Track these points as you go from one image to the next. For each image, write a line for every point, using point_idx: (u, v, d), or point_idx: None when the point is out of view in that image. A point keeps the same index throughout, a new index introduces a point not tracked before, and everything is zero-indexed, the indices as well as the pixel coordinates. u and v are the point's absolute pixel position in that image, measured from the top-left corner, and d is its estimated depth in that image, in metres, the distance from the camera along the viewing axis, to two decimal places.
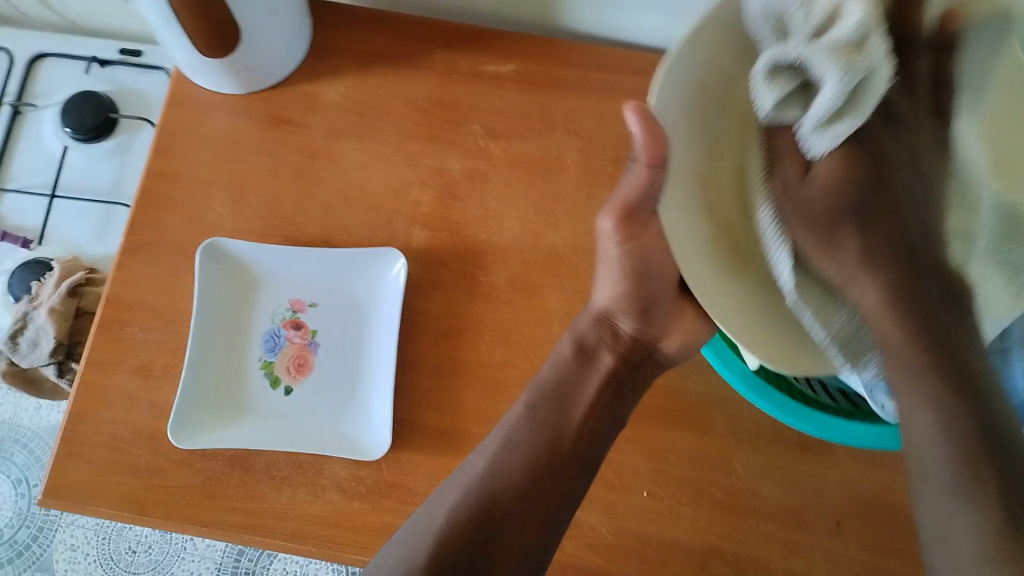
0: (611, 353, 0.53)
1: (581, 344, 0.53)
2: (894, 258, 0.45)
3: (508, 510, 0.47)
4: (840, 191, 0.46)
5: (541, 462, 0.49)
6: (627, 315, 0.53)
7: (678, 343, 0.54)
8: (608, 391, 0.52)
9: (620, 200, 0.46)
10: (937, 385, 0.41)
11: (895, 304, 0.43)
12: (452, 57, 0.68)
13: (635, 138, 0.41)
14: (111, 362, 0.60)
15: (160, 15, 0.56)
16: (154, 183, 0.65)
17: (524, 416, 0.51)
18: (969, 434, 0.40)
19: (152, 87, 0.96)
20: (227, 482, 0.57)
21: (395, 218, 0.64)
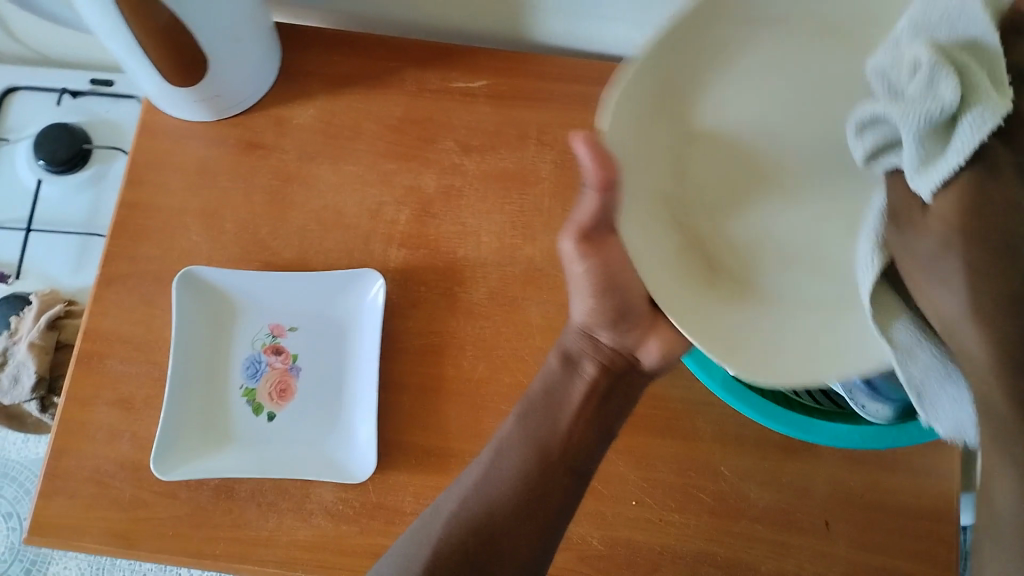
0: (594, 363, 0.52)
1: (566, 354, 0.53)
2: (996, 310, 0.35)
3: (502, 525, 0.47)
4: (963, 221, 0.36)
5: (533, 476, 0.48)
6: (603, 326, 0.52)
7: (657, 352, 0.52)
8: (594, 402, 0.52)
9: (576, 222, 0.47)
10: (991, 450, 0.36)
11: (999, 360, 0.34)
12: (423, 75, 0.68)
13: (584, 168, 0.42)
14: (92, 396, 0.60)
15: (126, 46, 0.56)
16: (127, 214, 0.65)
17: (516, 429, 0.50)
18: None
19: (125, 116, 0.96)
20: (213, 512, 0.56)
21: (372, 238, 0.64)
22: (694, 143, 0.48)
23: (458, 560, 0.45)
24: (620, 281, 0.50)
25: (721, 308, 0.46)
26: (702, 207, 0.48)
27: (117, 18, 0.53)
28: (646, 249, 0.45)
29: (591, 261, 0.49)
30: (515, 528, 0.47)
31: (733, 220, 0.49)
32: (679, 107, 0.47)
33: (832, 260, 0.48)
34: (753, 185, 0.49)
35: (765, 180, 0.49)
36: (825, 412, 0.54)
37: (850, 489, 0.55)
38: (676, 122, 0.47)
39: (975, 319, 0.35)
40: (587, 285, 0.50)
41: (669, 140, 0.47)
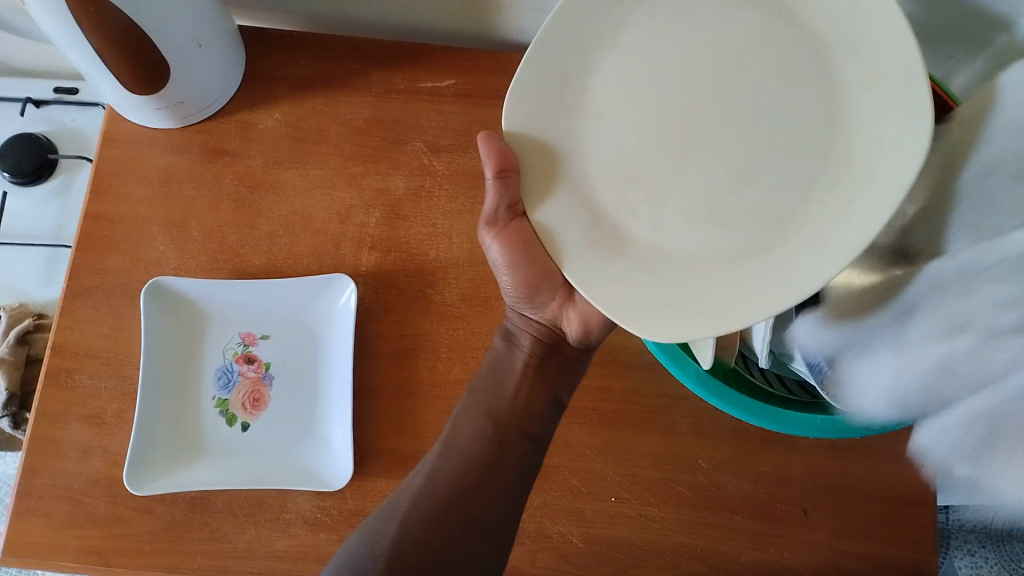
0: (528, 335, 0.54)
1: (506, 333, 0.55)
2: None
3: (468, 489, 0.47)
4: None
5: (493, 443, 0.49)
6: (527, 302, 0.54)
7: (578, 324, 0.53)
8: (532, 367, 0.53)
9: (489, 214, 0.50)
10: None
11: None
12: (390, 75, 0.68)
13: (484, 161, 0.46)
14: (62, 412, 0.59)
15: (85, 56, 0.55)
16: (92, 226, 0.64)
17: (469, 406, 0.51)
18: None
19: (90, 124, 0.94)
20: (189, 526, 0.56)
21: (342, 242, 0.63)
22: (625, 109, 0.46)
23: (431, 520, 0.45)
24: (538, 257, 0.52)
25: (633, 268, 0.44)
26: (664, 172, 0.45)
27: (73, 27, 0.52)
28: (547, 212, 0.46)
29: (507, 245, 0.51)
30: (478, 490, 0.47)
31: (681, 180, 0.45)
32: (594, 80, 0.47)
33: (801, 216, 0.42)
34: (718, 146, 0.45)
35: (724, 141, 0.45)
36: (798, 403, 0.54)
37: (827, 478, 0.55)
38: (594, 95, 0.47)
39: None
40: (503, 265, 0.52)
41: (590, 110, 0.47)
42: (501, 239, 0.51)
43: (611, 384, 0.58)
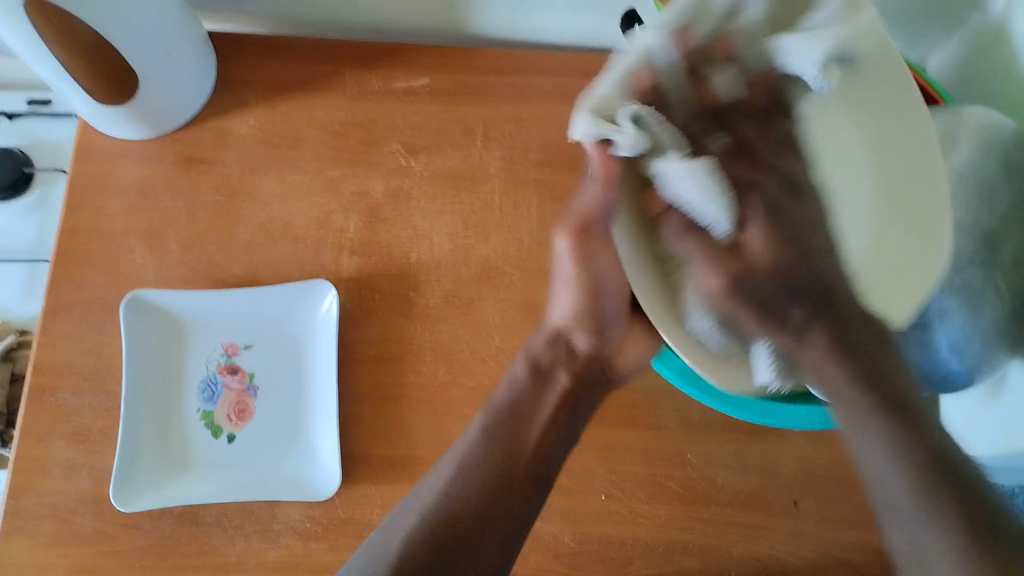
0: (566, 372, 0.52)
1: (533, 365, 0.51)
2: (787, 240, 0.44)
3: (467, 538, 0.44)
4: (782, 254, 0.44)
5: (496, 483, 0.46)
6: (582, 333, 0.51)
7: (634, 357, 0.52)
8: (565, 411, 0.51)
9: (574, 215, 0.44)
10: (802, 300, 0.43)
11: (780, 235, 0.44)
12: (364, 77, 0.67)
13: (590, 155, 0.41)
14: (46, 430, 0.58)
15: (50, 70, 0.54)
16: (67, 240, 0.63)
17: (479, 439, 0.48)
18: (795, 273, 0.44)
19: (64, 136, 0.94)
20: (179, 540, 0.55)
21: (322, 248, 0.63)
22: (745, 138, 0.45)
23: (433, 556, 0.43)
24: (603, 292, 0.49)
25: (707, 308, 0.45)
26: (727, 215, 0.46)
27: (33, 37, 0.51)
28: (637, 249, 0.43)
29: (580, 266, 0.47)
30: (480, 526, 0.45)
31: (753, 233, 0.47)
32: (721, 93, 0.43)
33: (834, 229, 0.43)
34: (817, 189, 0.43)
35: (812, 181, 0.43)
36: None
37: (815, 468, 0.56)
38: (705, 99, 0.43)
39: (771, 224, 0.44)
40: (571, 284, 0.48)
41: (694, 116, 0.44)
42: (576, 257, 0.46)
43: None
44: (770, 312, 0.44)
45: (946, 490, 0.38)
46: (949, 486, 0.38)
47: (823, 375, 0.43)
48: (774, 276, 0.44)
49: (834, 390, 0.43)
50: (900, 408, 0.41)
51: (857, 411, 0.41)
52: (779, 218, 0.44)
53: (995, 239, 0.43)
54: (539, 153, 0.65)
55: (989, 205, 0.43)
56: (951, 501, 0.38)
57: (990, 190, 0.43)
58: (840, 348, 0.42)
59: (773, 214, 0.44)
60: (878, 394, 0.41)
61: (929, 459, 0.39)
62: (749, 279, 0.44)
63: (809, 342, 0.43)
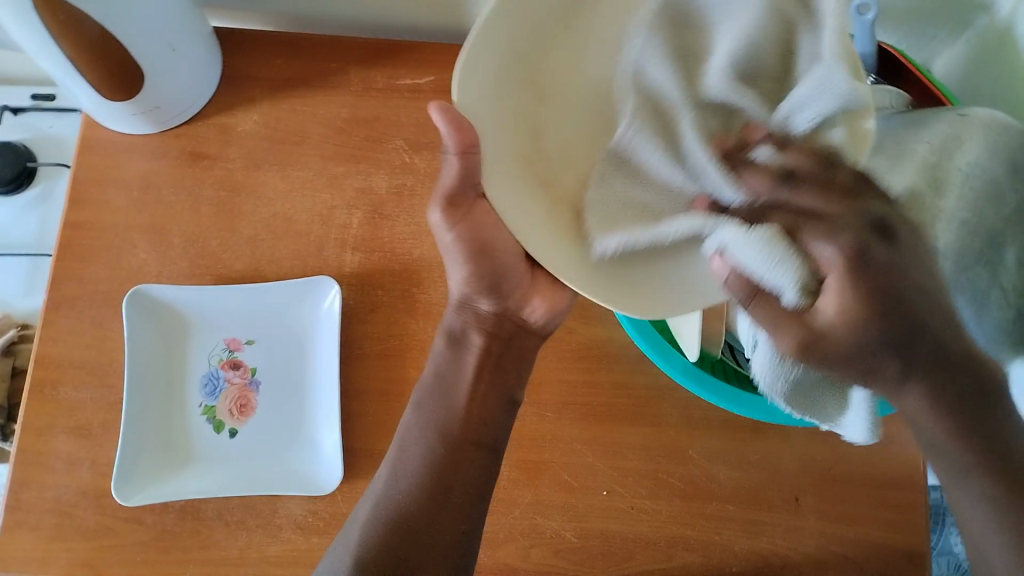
0: (479, 332, 0.51)
1: (450, 335, 0.51)
2: (882, 303, 0.40)
3: (422, 522, 0.45)
4: (864, 323, 0.40)
5: (441, 460, 0.47)
6: (482, 296, 0.50)
7: (542, 309, 0.51)
8: (487, 369, 0.50)
9: (439, 189, 0.45)
10: (894, 365, 0.40)
11: (864, 296, 0.40)
12: (368, 73, 0.67)
13: (443, 134, 0.41)
14: (48, 424, 0.58)
15: (58, 66, 0.55)
16: (71, 234, 0.63)
17: (416, 419, 0.49)
18: (883, 333, 0.40)
19: (68, 132, 0.94)
20: (181, 534, 0.55)
21: (325, 244, 0.63)
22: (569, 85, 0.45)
23: (387, 562, 0.43)
24: (493, 245, 0.48)
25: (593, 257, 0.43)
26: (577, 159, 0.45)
27: (40, 33, 0.51)
28: (515, 203, 0.41)
29: (459, 229, 0.47)
30: (431, 520, 0.45)
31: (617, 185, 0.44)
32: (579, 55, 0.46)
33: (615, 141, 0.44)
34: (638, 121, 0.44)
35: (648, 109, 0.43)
36: None
37: (818, 463, 0.55)
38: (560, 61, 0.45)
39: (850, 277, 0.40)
40: (459, 254, 0.48)
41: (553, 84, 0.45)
42: (454, 225, 0.46)
43: (599, 377, 0.58)
44: (865, 368, 0.41)
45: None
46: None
47: (920, 425, 0.41)
48: (854, 353, 0.40)
49: (929, 440, 0.41)
50: (1001, 466, 0.40)
51: (953, 470, 0.41)
52: (865, 267, 0.40)
53: (998, 237, 0.44)
54: None
55: (996, 205, 0.44)
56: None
57: (996, 187, 0.44)
58: (942, 404, 0.40)
59: (861, 261, 0.40)
60: (975, 449, 0.40)
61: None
62: (819, 352, 0.41)
63: (910, 394, 0.41)
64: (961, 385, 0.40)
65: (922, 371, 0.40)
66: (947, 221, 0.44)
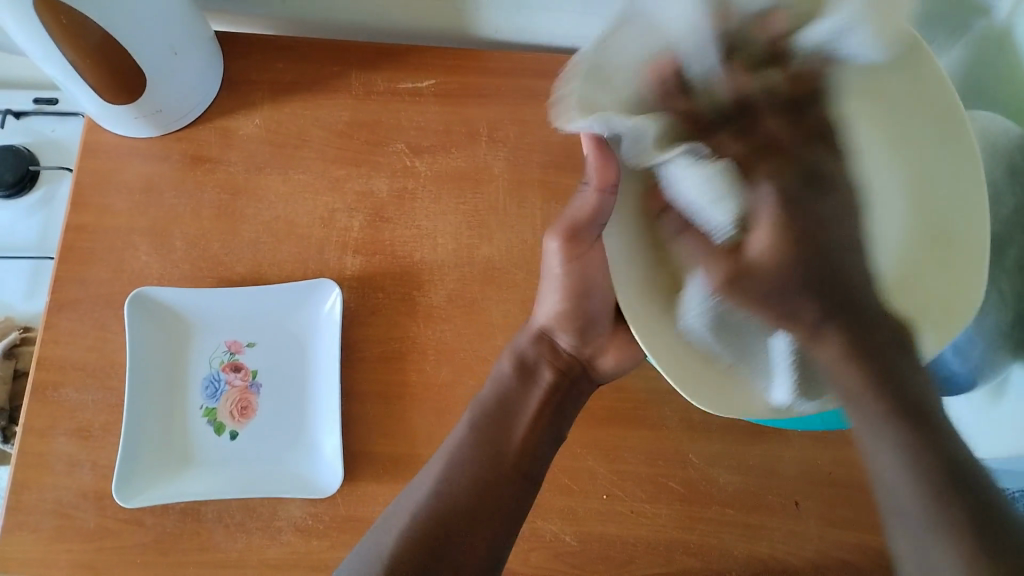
0: (551, 368, 0.53)
1: (522, 361, 0.53)
2: (799, 258, 0.40)
3: (458, 532, 0.44)
4: (784, 267, 0.40)
5: (484, 479, 0.47)
6: (566, 332, 0.53)
7: (614, 361, 0.55)
8: (550, 406, 0.52)
9: (564, 220, 0.49)
10: (813, 312, 0.39)
11: (791, 248, 0.40)
12: (369, 78, 0.68)
13: (590, 164, 0.43)
14: (49, 425, 0.58)
15: (59, 69, 0.55)
16: (73, 236, 0.64)
17: (466, 437, 0.49)
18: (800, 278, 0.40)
19: (70, 135, 0.94)
20: (181, 536, 0.55)
21: (326, 246, 0.63)
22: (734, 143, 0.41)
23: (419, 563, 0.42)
24: (592, 288, 0.52)
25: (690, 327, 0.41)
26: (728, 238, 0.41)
27: (42, 35, 0.51)
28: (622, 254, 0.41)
29: (570, 267, 0.51)
30: (464, 525, 0.45)
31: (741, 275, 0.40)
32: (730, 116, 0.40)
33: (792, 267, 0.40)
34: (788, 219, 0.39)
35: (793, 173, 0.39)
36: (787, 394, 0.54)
37: (818, 468, 0.56)
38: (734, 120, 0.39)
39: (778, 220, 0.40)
40: (558, 288, 0.52)
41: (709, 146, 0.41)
42: (566, 260, 0.50)
43: None
44: (784, 309, 0.40)
45: (955, 510, 0.34)
46: (952, 492, 0.34)
47: (835, 378, 0.38)
48: (778, 288, 0.40)
49: (845, 393, 0.38)
50: (913, 417, 0.36)
51: (870, 421, 0.37)
52: (795, 210, 0.40)
53: (1002, 242, 0.44)
54: (545, 154, 0.65)
55: (995, 208, 0.44)
56: (953, 519, 0.34)
57: (997, 192, 0.43)
58: (857, 349, 0.38)
59: (795, 207, 0.40)
60: (899, 406, 0.36)
61: (945, 470, 0.35)
62: (744, 290, 0.41)
63: (828, 339, 0.38)
64: (885, 335, 0.38)
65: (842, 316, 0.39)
66: None
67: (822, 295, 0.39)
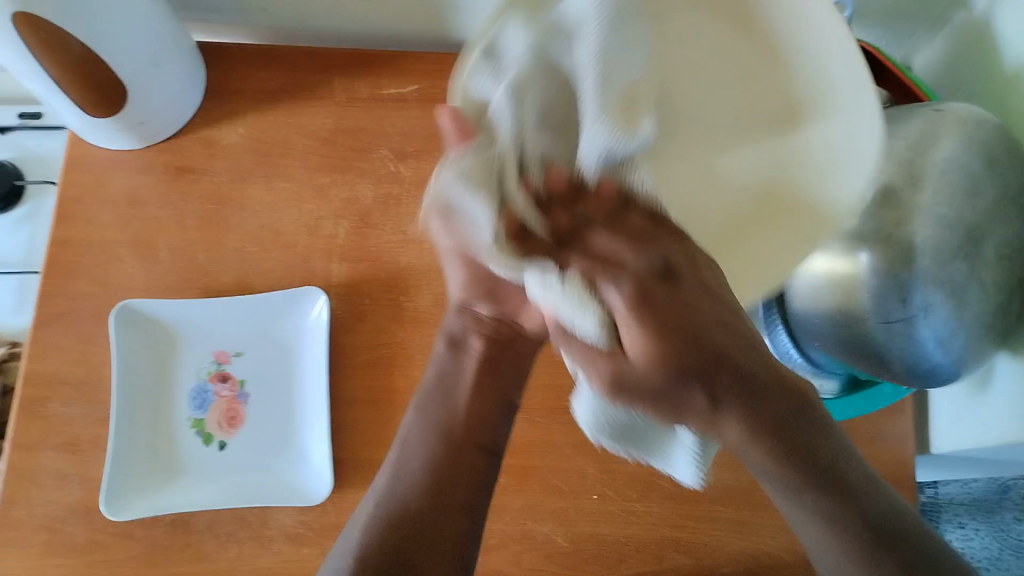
0: (478, 337, 0.48)
1: (450, 338, 0.49)
2: (675, 344, 0.36)
3: (423, 522, 0.44)
4: (664, 359, 0.36)
5: (439, 460, 0.46)
6: (481, 300, 0.47)
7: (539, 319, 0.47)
8: (486, 375, 0.48)
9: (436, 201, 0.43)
10: (696, 404, 0.38)
11: (657, 330, 0.36)
12: (352, 84, 0.67)
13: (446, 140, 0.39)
14: (37, 440, 0.58)
15: (40, 83, 0.54)
16: (58, 249, 0.63)
17: (416, 421, 0.48)
18: (677, 364, 0.37)
19: (54, 150, 0.94)
20: (172, 548, 0.56)
21: (312, 254, 0.63)
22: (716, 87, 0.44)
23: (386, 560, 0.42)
24: None
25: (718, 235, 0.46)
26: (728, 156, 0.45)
27: (22, 50, 0.51)
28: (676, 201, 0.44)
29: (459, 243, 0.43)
30: (433, 518, 0.44)
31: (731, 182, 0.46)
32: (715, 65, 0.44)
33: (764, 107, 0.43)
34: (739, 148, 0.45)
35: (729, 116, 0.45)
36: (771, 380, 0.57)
37: None
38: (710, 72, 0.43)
39: (641, 306, 0.36)
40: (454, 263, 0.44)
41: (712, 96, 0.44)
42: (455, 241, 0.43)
43: None
44: (673, 399, 0.38)
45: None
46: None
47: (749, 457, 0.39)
48: (659, 387, 0.37)
49: (772, 477, 0.39)
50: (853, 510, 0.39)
51: (803, 509, 0.39)
52: (645, 299, 0.36)
53: (978, 234, 0.43)
54: None
55: (971, 198, 0.43)
56: None
57: (972, 183, 0.43)
58: (758, 432, 0.38)
59: (643, 297, 0.36)
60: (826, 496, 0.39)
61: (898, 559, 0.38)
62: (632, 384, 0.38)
63: (726, 425, 0.38)
64: (779, 408, 0.39)
65: (736, 395, 0.38)
66: (925, 215, 0.44)
67: (689, 383, 0.37)
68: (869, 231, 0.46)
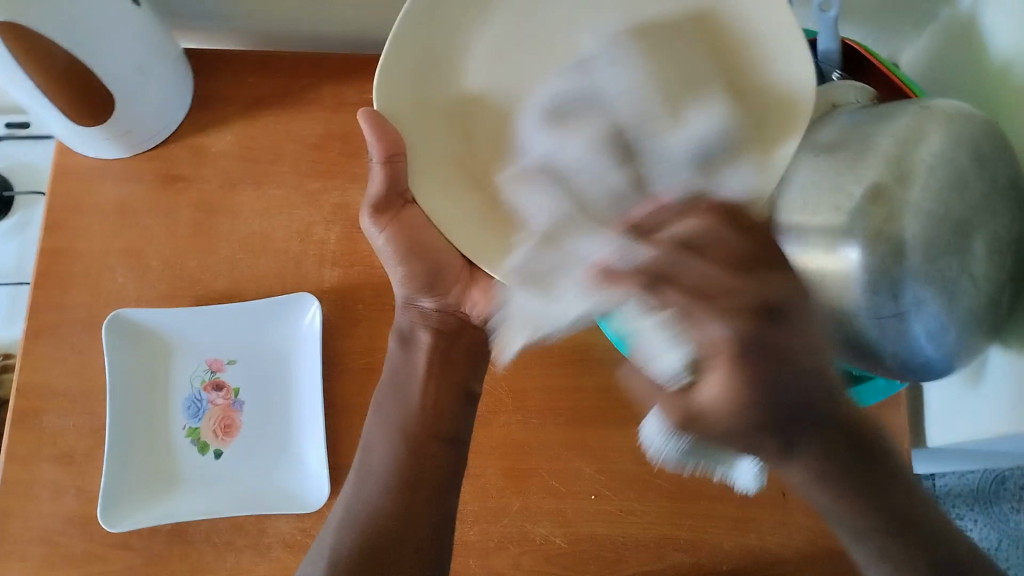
0: (426, 329, 0.53)
1: (401, 334, 0.53)
2: (761, 400, 0.38)
3: (392, 523, 0.46)
4: (747, 409, 0.38)
5: (402, 461, 0.48)
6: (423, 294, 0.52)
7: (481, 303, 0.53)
8: (437, 362, 0.52)
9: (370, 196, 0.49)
10: (769, 446, 0.40)
11: (745, 390, 0.37)
12: (340, 88, 0.67)
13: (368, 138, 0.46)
14: (32, 453, 0.58)
15: (27, 91, 0.54)
16: (50, 260, 0.63)
17: (378, 423, 0.51)
18: (761, 418, 0.38)
19: (42, 157, 0.94)
20: (170, 558, 0.56)
21: (304, 259, 0.63)
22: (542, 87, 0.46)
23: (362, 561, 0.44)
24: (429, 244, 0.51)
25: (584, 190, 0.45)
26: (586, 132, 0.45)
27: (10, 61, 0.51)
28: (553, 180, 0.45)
29: (390, 232, 0.50)
30: (405, 521, 0.46)
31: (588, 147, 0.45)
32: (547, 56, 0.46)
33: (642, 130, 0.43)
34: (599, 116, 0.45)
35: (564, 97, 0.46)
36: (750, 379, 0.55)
37: None
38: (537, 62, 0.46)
39: (733, 367, 0.37)
40: (392, 257, 0.51)
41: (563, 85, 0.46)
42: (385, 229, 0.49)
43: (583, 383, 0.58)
44: (750, 444, 0.40)
45: None
46: None
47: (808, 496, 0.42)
48: (739, 432, 0.39)
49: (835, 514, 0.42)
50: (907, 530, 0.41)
51: (864, 545, 0.42)
52: (746, 355, 0.37)
53: (966, 227, 0.43)
54: None
55: (961, 193, 0.43)
56: None
57: (961, 177, 0.43)
58: (826, 477, 0.41)
59: (738, 353, 0.37)
60: (884, 534, 0.41)
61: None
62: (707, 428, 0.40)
63: (797, 465, 0.41)
64: (843, 455, 0.41)
65: (809, 446, 0.40)
66: (915, 213, 0.43)
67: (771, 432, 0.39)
68: (855, 227, 0.44)
